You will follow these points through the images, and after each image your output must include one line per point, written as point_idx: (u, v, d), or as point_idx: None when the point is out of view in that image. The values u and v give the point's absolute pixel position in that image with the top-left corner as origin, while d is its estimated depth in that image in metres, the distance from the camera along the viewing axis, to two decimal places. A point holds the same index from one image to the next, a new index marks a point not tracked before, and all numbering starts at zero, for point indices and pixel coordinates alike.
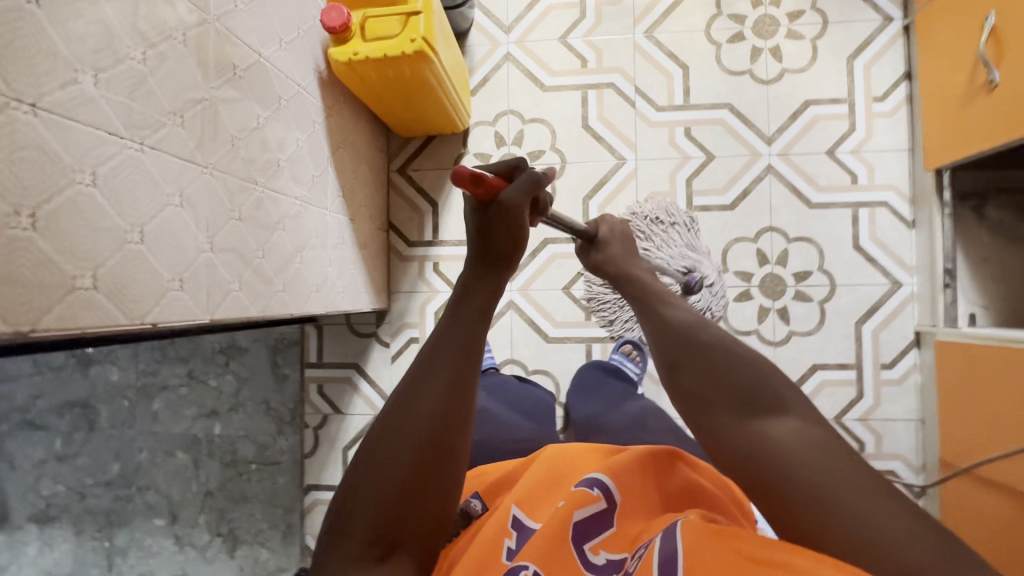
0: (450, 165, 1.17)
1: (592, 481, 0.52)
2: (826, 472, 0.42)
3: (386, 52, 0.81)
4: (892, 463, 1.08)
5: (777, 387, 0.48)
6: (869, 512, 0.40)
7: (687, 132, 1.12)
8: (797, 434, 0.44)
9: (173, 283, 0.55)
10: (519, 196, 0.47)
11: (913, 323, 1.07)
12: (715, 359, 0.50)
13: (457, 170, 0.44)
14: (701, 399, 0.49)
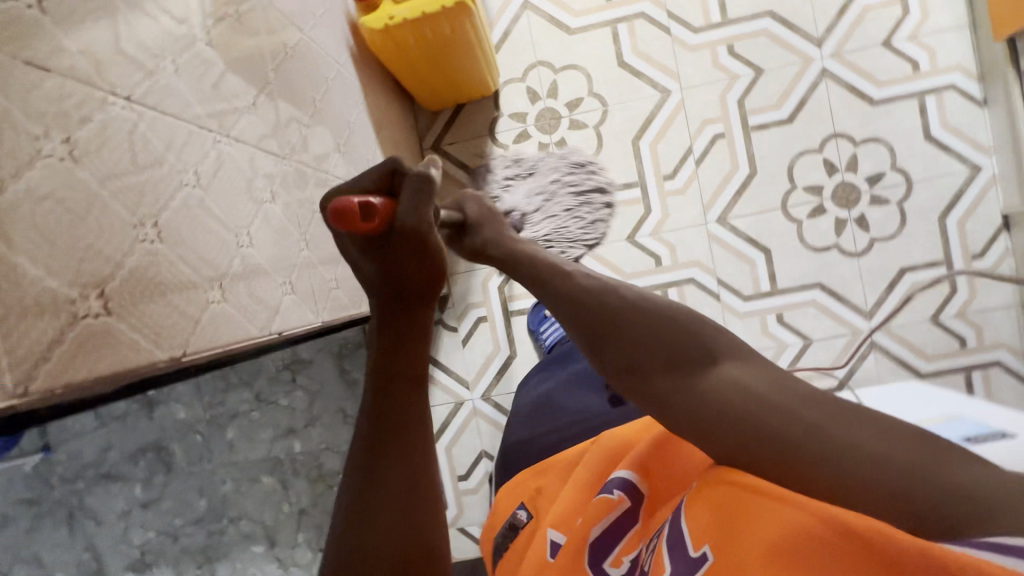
0: (485, 131, 1.11)
1: (615, 482, 0.48)
2: (771, 421, 0.35)
3: (423, 10, 0.75)
4: (997, 354, 1.04)
5: (703, 334, 0.39)
6: (828, 453, 0.33)
7: (730, 49, 1.06)
8: (733, 390, 0.36)
9: (285, 288, 0.59)
10: (417, 210, 0.40)
11: (998, 207, 1.03)
12: (633, 323, 0.40)
13: (339, 204, 0.37)
14: (633, 373, 0.40)
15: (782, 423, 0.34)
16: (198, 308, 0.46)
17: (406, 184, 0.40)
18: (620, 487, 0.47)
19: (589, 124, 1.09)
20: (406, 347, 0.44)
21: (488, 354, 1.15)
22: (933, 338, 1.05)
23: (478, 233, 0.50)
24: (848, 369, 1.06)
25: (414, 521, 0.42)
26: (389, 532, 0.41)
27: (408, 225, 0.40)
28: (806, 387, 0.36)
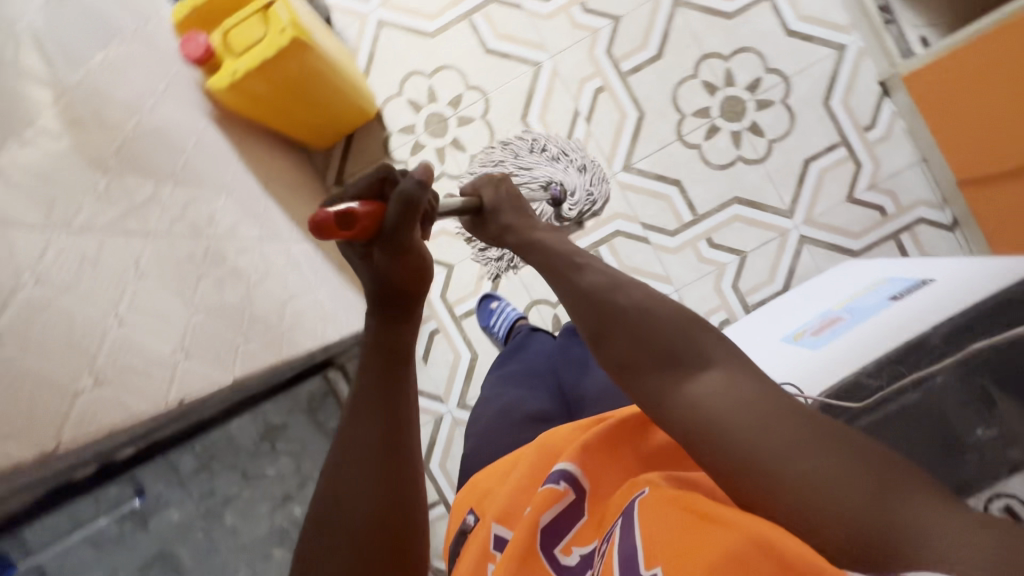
0: (381, 153, 1.13)
1: (557, 474, 0.49)
2: (751, 434, 0.35)
3: (263, 58, 0.77)
4: (917, 211, 1.08)
5: (697, 341, 0.41)
6: (806, 469, 0.33)
7: (583, 7, 1.09)
8: (717, 394, 0.38)
9: (178, 356, 0.58)
10: (401, 225, 0.43)
11: (873, 76, 1.07)
12: (629, 319, 0.43)
13: (313, 223, 0.39)
14: (624, 369, 0.43)
15: (762, 435, 0.35)
16: (64, 404, 0.47)
17: (393, 199, 0.43)
18: (563, 479, 0.49)
19: (476, 117, 1.11)
20: (394, 330, 0.47)
21: (451, 363, 1.15)
22: (854, 215, 1.09)
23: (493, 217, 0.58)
24: (788, 269, 1.09)
25: (388, 477, 0.43)
26: (361, 501, 0.42)
27: (393, 237, 0.44)
28: (799, 408, 0.36)
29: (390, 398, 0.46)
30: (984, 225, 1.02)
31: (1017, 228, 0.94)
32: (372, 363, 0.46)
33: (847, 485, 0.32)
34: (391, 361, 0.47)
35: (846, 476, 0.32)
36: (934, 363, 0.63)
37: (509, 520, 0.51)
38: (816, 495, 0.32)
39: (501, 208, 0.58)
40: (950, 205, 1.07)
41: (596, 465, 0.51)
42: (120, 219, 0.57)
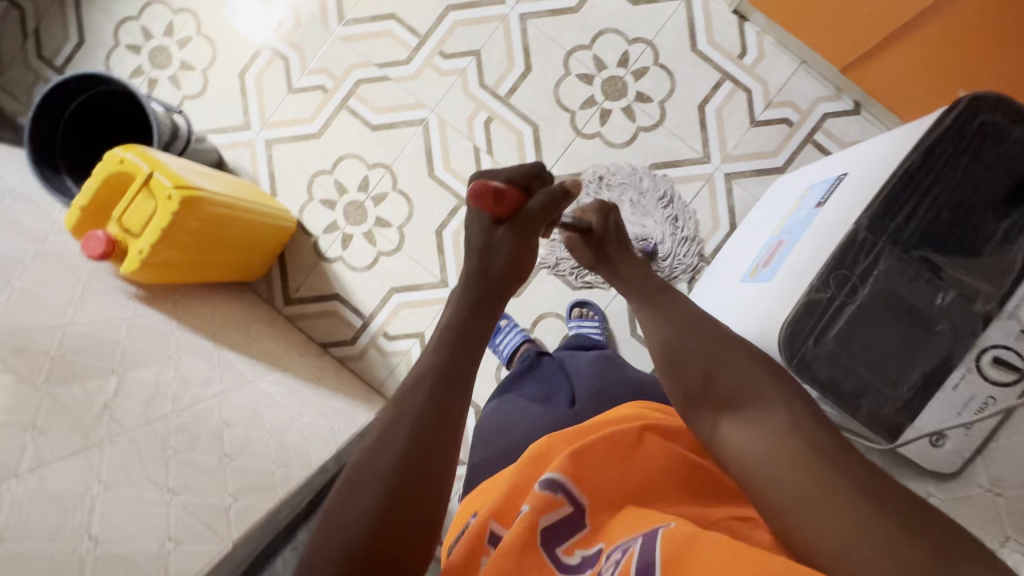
0: (316, 258, 1.15)
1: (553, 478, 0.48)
2: (801, 478, 0.42)
3: (161, 228, 0.78)
4: (820, 108, 1.11)
5: (766, 390, 0.48)
6: (843, 520, 0.39)
7: (443, 55, 1.13)
8: (781, 437, 0.44)
9: (166, 546, 0.58)
10: (540, 213, 0.53)
11: (726, 8, 1.11)
12: (710, 356, 0.51)
13: (478, 185, 0.50)
14: (695, 400, 0.51)
15: (811, 481, 0.41)
16: None
17: (540, 195, 0.53)
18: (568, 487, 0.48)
19: (389, 190, 1.14)
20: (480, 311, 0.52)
21: None
22: (766, 136, 1.11)
23: (601, 240, 0.68)
24: (728, 209, 1.11)
25: (433, 448, 0.43)
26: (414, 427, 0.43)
27: (534, 217, 0.53)
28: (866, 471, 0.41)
29: (447, 380, 0.46)
30: (881, 96, 1.04)
31: (909, 83, 0.96)
32: (440, 345, 0.49)
33: (879, 543, 0.37)
34: (455, 349, 0.49)
35: (883, 535, 0.37)
36: (872, 253, 0.63)
37: (506, 517, 0.49)
38: (844, 543, 0.38)
39: (609, 232, 0.68)
40: (846, 91, 1.10)
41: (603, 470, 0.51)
42: (70, 437, 0.57)
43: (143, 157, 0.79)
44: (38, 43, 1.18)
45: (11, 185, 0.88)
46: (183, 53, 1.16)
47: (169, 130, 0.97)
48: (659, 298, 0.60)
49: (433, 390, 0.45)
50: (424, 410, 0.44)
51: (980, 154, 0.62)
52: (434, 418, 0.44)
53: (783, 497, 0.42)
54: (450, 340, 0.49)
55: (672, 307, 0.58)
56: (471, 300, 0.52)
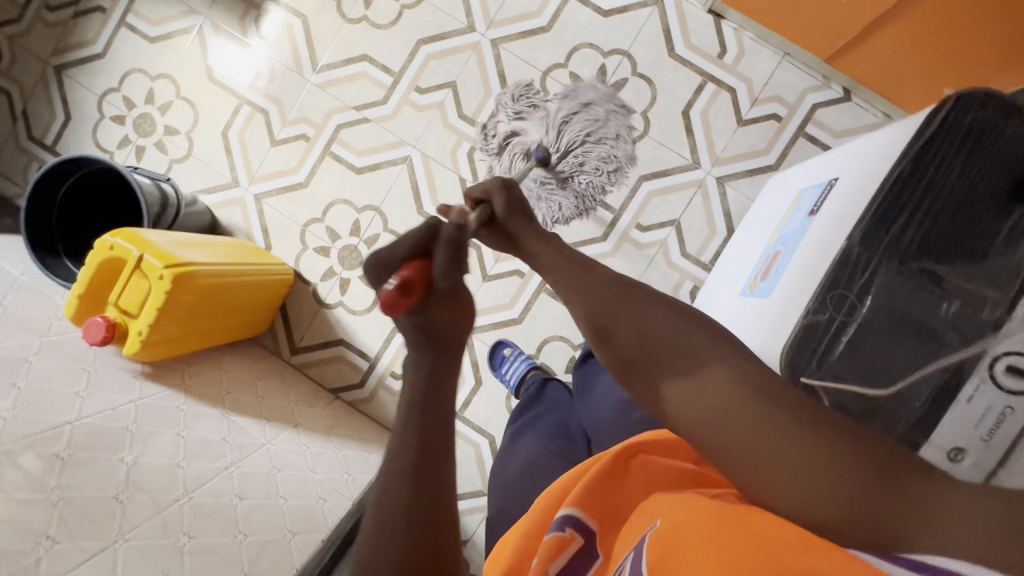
0: (316, 306, 1.16)
1: (562, 520, 0.47)
2: (762, 434, 0.37)
3: (156, 307, 0.79)
4: (808, 99, 1.07)
5: (696, 341, 0.43)
6: (793, 457, 0.36)
7: (419, 90, 1.13)
8: (727, 390, 0.40)
9: None
10: (454, 272, 0.45)
11: (701, 9, 1.09)
12: (637, 319, 0.47)
13: (384, 302, 0.42)
14: (631, 367, 0.46)
15: (772, 434, 0.37)
16: None
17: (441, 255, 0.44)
18: (570, 523, 0.47)
19: (380, 231, 1.14)
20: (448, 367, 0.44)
21: (475, 456, 1.15)
22: (755, 134, 1.09)
23: (505, 224, 0.58)
24: (723, 213, 1.09)
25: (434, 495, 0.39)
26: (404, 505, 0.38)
27: (450, 289, 0.45)
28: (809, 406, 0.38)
29: (430, 422, 0.41)
30: (871, 83, 1.01)
31: (899, 71, 0.94)
32: (414, 392, 0.42)
33: (833, 478, 0.35)
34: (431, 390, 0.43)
35: (830, 466, 0.35)
36: (868, 267, 0.61)
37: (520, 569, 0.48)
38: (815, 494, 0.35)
39: (512, 213, 0.58)
40: (834, 79, 1.07)
41: (601, 501, 0.49)
42: (85, 542, 0.60)
43: (131, 239, 0.81)
44: (28, 124, 1.21)
45: (13, 276, 0.90)
46: (166, 118, 1.18)
47: (158, 202, 0.98)
48: (578, 265, 0.54)
49: (421, 438, 0.41)
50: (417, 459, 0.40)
51: (976, 154, 0.59)
52: (428, 461, 0.40)
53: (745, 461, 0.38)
54: (423, 385, 0.43)
55: (590, 269, 0.53)
56: (427, 357, 0.44)
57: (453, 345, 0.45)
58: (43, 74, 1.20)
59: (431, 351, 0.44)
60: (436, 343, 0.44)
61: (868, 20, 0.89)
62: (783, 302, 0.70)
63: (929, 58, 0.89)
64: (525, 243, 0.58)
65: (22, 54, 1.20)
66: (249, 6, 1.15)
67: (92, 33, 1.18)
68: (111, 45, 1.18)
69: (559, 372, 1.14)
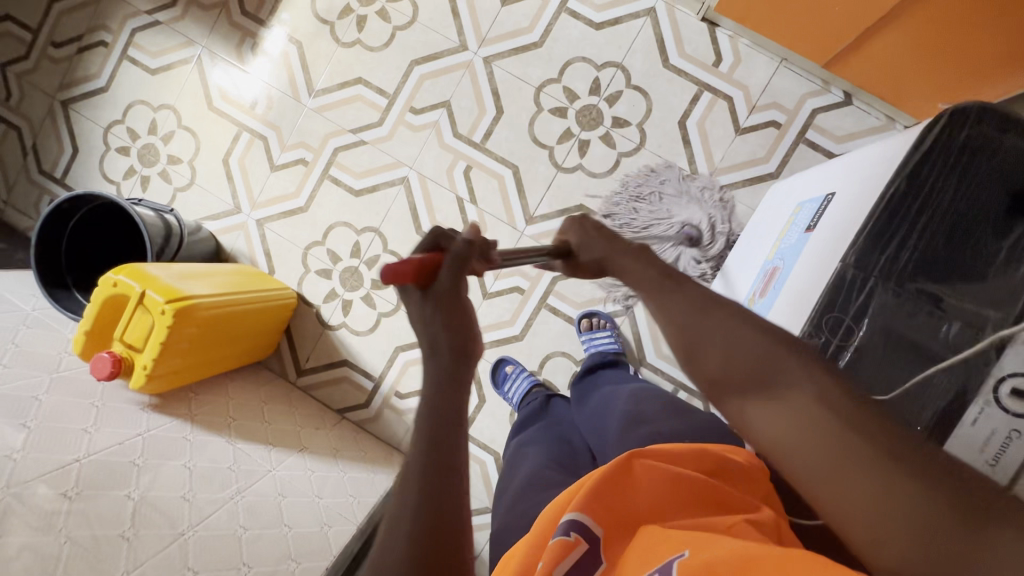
0: (320, 327, 1.18)
1: (568, 523, 0.45)
2: (837, 461, 0.34)
3: (160, 341, 0.81)
4: (808, 104, 1.05)
5: (790, 365, 0.39)
6: (890, 508, 0.32)
7: (414, 111, 1.13)
8: (812, 414, 0.36)
9: None
10: (460, 273, 0.43)
11: (695, 17, 1.07)
12: (724, 334, 0.43)
13: (384, 269, 0.39)
14: (715, 386, 0.42)
15: (851, 461, 0.34)
16: None
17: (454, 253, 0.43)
18: (576, 528, 0.44)
19: (380, 252, 1.15)
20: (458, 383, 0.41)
21: (481, 473, 1.16)
22: (754, 143, 1.07)
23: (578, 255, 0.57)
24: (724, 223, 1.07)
25: (445, 503, 0.37)
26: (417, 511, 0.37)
27: (454, 289, 0.42)
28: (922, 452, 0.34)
29: (440, 435, 0.39)
30: (871, 86, 0.99)
31: (898, 74, 0.93)
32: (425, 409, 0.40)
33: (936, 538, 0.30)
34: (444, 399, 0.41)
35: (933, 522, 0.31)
36: (864, 289, 0.60)
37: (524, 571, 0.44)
38: (895, 534, 0.31)
39: (592, 242, 0.56)
40: (834, 83, 1.04)
41: (608, 505, 0.47)
42: None
43: (135, 276, 0.83)
44: (38, 158, 1.25)
45: (24, 312, 0.93)
46: (169, 147, 1.20)
47: (161, 234, 1.00)
48: (665, 271, 0.50)
49: (432, 453, 0.39)
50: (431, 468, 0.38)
51: (972, 170, 0.58)
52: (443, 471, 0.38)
53: (816, 485, 0.35)
54: (432, 399, 0.41)
55: (675, 276, 0.49)
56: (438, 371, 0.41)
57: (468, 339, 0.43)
58: (51, 109, 1.23)
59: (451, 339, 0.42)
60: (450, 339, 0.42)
61: (860, 30, 0.88)
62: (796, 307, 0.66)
63: (927, 63, 0.87)
64: (619, 265, 0.53)
65: (30, 90, 1.23)
66: (245, 34, 1.17)
67: (96, 67, 1.21)
68: (114, 78, 1.21)
69: (562, 388, 1.14)
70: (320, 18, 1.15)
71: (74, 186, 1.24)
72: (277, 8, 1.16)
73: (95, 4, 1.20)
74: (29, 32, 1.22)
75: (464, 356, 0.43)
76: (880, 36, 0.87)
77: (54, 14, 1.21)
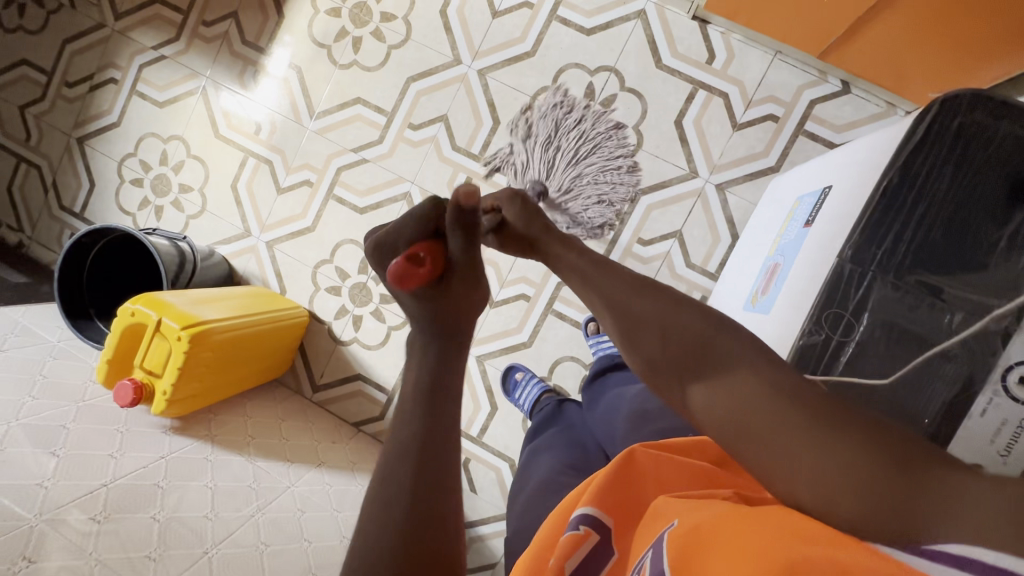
0: (333, 344, 1.20)
1: (578, 517, 0.44)
2: (765, 423, 0.35)
3: (177, 366, 0.84)
4: (805, 95, 1.05)
5: (718, 341, 0.40)
6: (808, 457, 0.32)
7: (413, 126, 1.16)
8: (740, 382, 0.37)
9: None
10: (468, 254, 0.46)
11: (686, 16, 1.07)
12: (659, 321, 0.44)
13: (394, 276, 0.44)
14: (656, 371, 0.43)
15: (776, 424, 0.34)
16: None
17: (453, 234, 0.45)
18: (585, 521, 0.44)
19: None
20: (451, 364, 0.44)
21: (497, 480, 1.17)
22: (753, 137, 1.06)
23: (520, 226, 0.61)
24: (726, 220, 1.07)
25: (441, 461, 0.39)
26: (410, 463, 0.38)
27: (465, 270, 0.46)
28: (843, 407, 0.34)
29: (435, 403, 0.42)
30: (869, 74, 0.98)
31: (896, 61, 0.92)
32: (420, 382, 0.43)
33: (851, 477, 0.30)
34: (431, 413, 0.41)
35: (847, 465, 0.30)
36: (862, 284, 0.60)
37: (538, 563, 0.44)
38: (818, 486, 0.31)
39: (527, 219, 0.61)
40: (830, 73, 1.04)
41: (613, 499, 0.47)
42: None
43: (152, 305, 0.86)
44: (58, 195, 1.30)
45: (51, 344, 0.97)
46: (180, 177, 1.25)
47: (175, 261, 1.04)
48: (604, 270, 0.52)
49: (427, 411, 0.41)
50: (416, 474, 0.38)
51: (969, 158, 0.57)
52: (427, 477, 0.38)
53: (751, 455, 0.35)
54: (431, 372, 0.44)
55: (618, 273, 0.51)
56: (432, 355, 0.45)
57: (455, 355, 0.46)
58: (68, 147, 1.29)
59: (447, 340, 0.46)
60: (443, 333, 0.46)
61: (852, 20, 0.87)
62: (798, 303, 0.66)
63: (924, 49, 0.86)
64: (548, 248, 0.58)
65: (48, 130, 1.29)
66: (246, 63, 1.20)
67: (107, 104, 1.26)
68: (124, 114, 1.26)
69: (573, 392, 1.14)
70: (317, 43, 1.18)
71: (93, 220, 1.29)
72: (276, 35, 1.19)
73: (104, 43, 1.25)
74: (44, 74, 1.28)
75: (453, 344, 0.46)
76: (874, 25, 0.86)
77: (67, 56, 1.27)
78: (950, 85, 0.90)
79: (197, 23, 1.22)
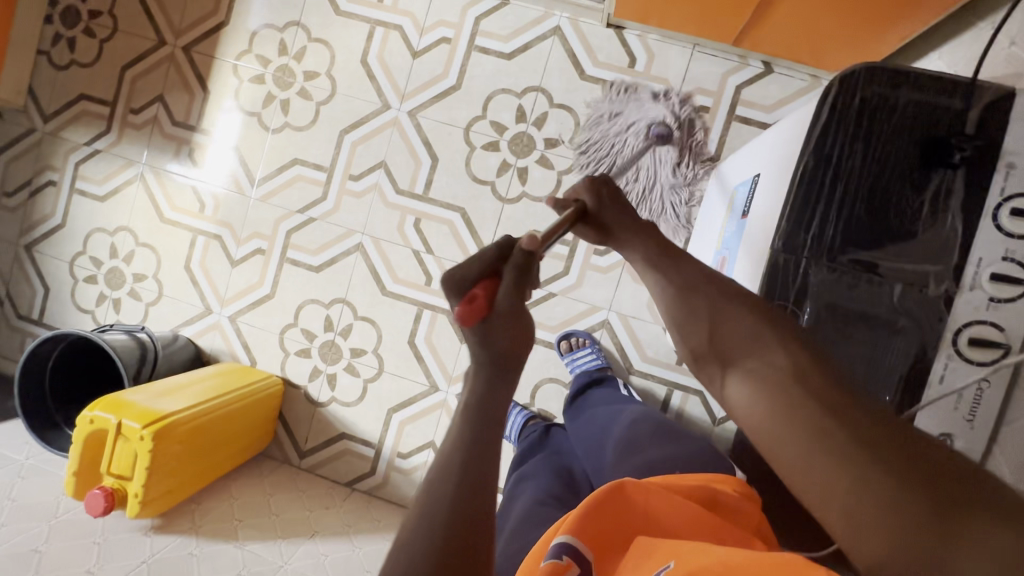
0: (311, 407, 1.18)
1: (559, 547, 0.41)
2: (793, 428, 0.39)
3: (145, 467, 0.83)
4: (730, 82, 1.05)
5: (768, 343, 0.45)
6: (827, 471, 0.35)
7: (354, 177, 1.15)
8: (774, 380, 0.42)
9: None
10: (519, 293, 0.41)
11: (601, 25, 1.08)
12: (712, 318, 0.50)
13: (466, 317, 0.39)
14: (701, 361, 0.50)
15: (802, 431, 0.38)
16: None
17: (509, 277, 0.41)
18: (566, 550, 0.41)
19: (352, 320, 1.15)
20: (502, 387, 0.40)
21: None
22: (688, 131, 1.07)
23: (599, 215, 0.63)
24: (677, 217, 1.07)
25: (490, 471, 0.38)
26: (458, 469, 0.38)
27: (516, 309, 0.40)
28: (886, 424, 0.36)
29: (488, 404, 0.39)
30: (785, 52, 1.00)
31: (805, 37, 0.93)
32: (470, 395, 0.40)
33: (871, 499, 0.33)
34: (481, 444, 0.38)
35: (872, 483, 0.33)
36: (799, 272, 0.59)
37: None
38: (841, 498, 0.34)
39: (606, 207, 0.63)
40: (750, 56, 1.05)
41: (593, 531, 0.44)
42: None
43: (110, 408, 0.84)
44: (14, 304, 1.29)
45: (19, 463, 0.97)
46: (132, 266, 1.24)
47: (135, 356, 1.03)
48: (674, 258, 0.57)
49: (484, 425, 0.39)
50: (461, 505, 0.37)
51: (875, 134, 0.57)
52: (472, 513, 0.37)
53: (788, 465, 0.38)
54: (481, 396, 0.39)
55: (681, 264, 0.56)
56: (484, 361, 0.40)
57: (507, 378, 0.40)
58: (17, 255, 1.28)
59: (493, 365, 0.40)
60: (505, 367, 0.40)
61: (754, 7, 0.88)
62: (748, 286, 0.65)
63: (827, 23, 0.87)
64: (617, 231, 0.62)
65: None
66: (180, 142, 1.20)
67: (49, 207, 1.26)
68: (67, 213, 1.25)
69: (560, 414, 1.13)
70: (247, 111, 1.18)
71: (52, 324, 1.28)
72: (205, 110, 1.19)
73: (37, 147, 1.25)
74: None
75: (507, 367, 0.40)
76: (775, 9, 0.87)
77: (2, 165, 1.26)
78: (862, 50, 0.91)
79: (125, 112, 1.22)
